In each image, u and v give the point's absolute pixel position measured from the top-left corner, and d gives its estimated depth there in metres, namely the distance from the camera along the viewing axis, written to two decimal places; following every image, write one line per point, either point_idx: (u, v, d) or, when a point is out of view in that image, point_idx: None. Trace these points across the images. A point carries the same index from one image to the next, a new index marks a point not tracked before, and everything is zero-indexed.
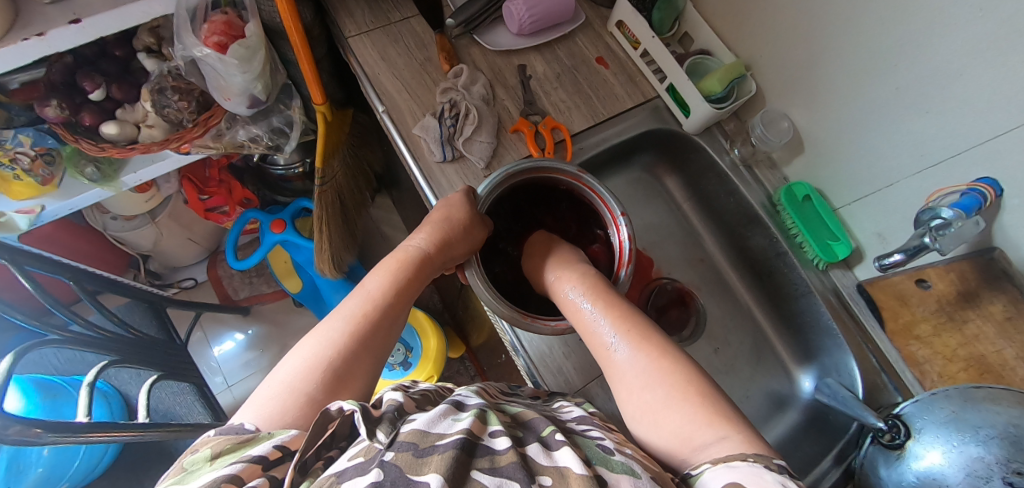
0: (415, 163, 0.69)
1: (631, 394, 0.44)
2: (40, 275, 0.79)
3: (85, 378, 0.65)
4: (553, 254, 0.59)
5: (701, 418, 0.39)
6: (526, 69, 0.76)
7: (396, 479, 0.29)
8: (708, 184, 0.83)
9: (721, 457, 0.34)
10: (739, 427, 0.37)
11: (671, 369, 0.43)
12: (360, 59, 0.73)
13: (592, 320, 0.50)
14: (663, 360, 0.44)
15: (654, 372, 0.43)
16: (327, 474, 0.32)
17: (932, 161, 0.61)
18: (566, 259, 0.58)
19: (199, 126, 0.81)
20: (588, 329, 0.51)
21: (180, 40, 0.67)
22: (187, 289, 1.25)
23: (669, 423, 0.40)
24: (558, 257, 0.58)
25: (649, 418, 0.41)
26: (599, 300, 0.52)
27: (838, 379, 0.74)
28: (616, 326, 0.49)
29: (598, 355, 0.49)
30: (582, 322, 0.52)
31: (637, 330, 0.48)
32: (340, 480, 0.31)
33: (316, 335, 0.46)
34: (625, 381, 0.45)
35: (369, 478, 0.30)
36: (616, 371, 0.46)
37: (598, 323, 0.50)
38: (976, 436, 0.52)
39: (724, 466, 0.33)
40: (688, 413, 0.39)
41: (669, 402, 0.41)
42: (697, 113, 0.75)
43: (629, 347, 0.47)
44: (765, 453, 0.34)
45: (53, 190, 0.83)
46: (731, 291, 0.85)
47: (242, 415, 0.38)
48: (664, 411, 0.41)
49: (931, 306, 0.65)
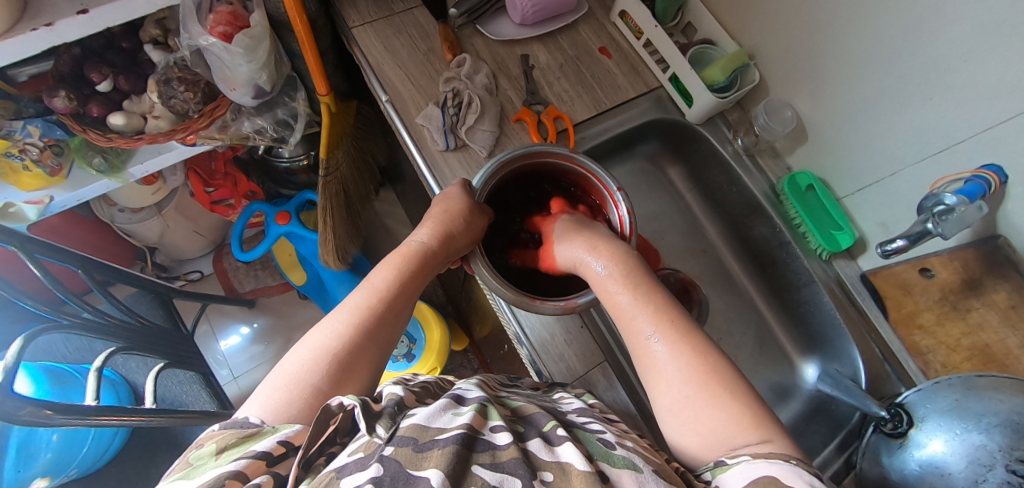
0: (418, 151, 0.69)
1: (670, 386, 0.42)
2: (49, 264, 0.80)
3: (92, 365, 0.65)
4: (582, 231, 0.55)
5: (745, 420, 0.38)
6: (528, 59, 0.76)
7: (395, 474, 0.30)
8: (712, 175, 0.83)
9: (761, 453, 0.35)
10: (778, 431, 0.37)
11: (713, 367, 0.42)
12: (364, 49, 0.73)
13: (629, 309, 0.47)
14: (707, 357, 0.42)
15: (699, 370, 0.41)
16: (327, 470, 0.32)
17: (935, 148, 0.61)
18: (597, 237, 0.54)
19: (205, 117, 0.81)
20: (624, 313, 0.47)
21: (186, 30, 0.68)
22: (192, 282, 1.25)
23: (710, 421, 0.39)
24: (588, 234, 0.55)
25: (687, 413, 0.40)
26: (640, 287, 0.49)
27: (840, 369, 0.74)
28: (657, 316, 0.46)
29: (632, 343, 0.46)
30: (616, 306, 0.48)
31: (679, 322, 0.45)
32: (339, 475, 0.31)
33: (321, 328, 0.46)
34: (665, 374, 0.42)
35: (368, 473, 0.30)
36: (656, 363, 0.43)
37: (634, 312, 0.47)
38: (978, 424, 0.52)
39: (763, 461, 0.34)
40: (731, 412, 0.39)
41: (711, 399, 0.40)
42: (699, 102, 0.75)
43: (673, 341, 0.44)
44: (804, 459, 0.35)
45: (62, 181, 0.84)
46: (734, 281, 0.85)
47: (249, 407, 0.39)
48: (706, 408, 0.40)
49: (934, 296, 0.65)
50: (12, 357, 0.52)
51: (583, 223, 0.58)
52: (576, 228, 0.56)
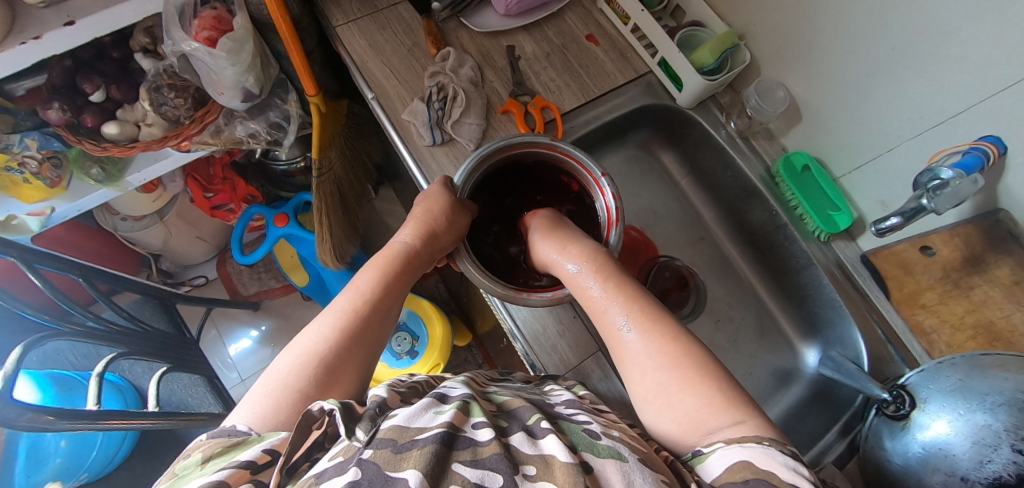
0: (405, 148, 0.69)
1: (643, 375, 0.42)
2: (49, 274, 0.81)
3: (93, 370, 0.66)
4: (551, 231, 0.55)
5: (717, 403, 0.38)
6: (514, 49, 0.75)
7: (373, 478, 0.29)
8: (706, 159, 0.82)
9: (735, 438, 0.34)
10: (753, 412, 0.37)
11: (685, 352, 0.42)
12: (349, 47, 0.73)
13: (603, 303, 0.47)
14: (678, 342, 0.42)
15: (670, 356, 0.41)
16: (307, 477, 0.31)
17: (931, 122, 0.59)
18: (568, 236, 0.53)
19: (197, 122, 0.82)
20: (595, 307, 0.48)
21: (169, 36, 0.68)
22: (199, 287, 1.28)
23: (683, 406, 0.39)
24: (559, 233, 0.54)
25: (661, 400, 0.40)
26: (610, 280, 0.48)
27: (843, 352, 0.72)
28: (628, 306, 0.46)
29: (606, 335, 0.46)
30: (590, 300, 0.48)
31: (651, 311, 0.45)
32: (318, 481, 0.30)
33: (306, 333, 0.45)
34: (637, 363, 0.42)
35: (346, 478, 0.29)
36: (628, 352, 0.44)
37: (607, 305, 0.47)
38: (982, 403, 0.51)
39: (738, 446, 0.33)
40: (703, 396, 0.38)
41: (684, 385, 0.40)
42: (689, 85, 0.73)
43: (643, 329, 0.44)
44: (778, 439, 0.35)
45: (62, 192, 0.85)
46: (733, 267, 0.84)
47: (236, 416, 0.38)
48: (677, 394, 0.39)
49: (936, 274, 0.63)
50: (12, 366, 0.53)
51: (563, 218, 0.57)
52: (552, 225, 0.56)
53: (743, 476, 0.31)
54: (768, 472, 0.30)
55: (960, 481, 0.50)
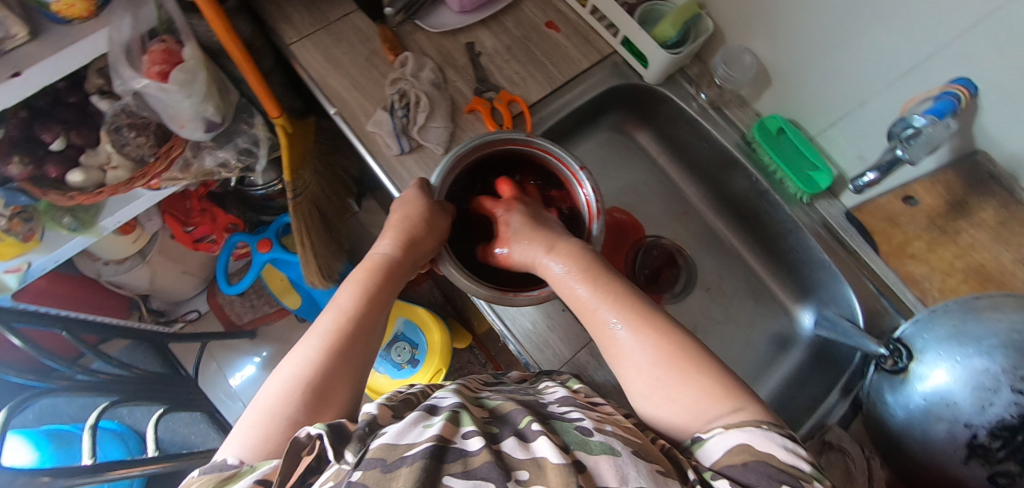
0: (373, 159, 0.67)
1: (638, 370, 0.41)
2: (31, 331, 0.78)
3: (88, 421, 0.66)
4: (537, 229, 0.53)
5: (715, 391, 0.37)
6: (474, 46, 0.74)
7: None
8: (681, 133, 0.81)
9: (734, 422, 0.34)
10: (751, 397, 0.37)
11: (679, 345, 0.41)
12: (305, 64, 0.72)
13: (591, 303, 0.46)
14: (670, 337, 0.42)
15: (664, 350, 0.41)
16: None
17: (901, 70, 0.58)
18: (553, 236, 0.52)
19: (163, 159, 0.81)
20: (585, 308, 0.46)
21: (119, 75, 0.67)
22: (192, 321, 1.27)
23: (682, 398, 0.38)
24: (542, 234, 0.53)
25: (659, 394, 0.39)
26: (599, 280, 0.47)
27: (837, 310, 0.72)
28: (618, 304, 0.45)
29: (597, 334, 0.45)
30: (577, 301, 0.47)
31: (640, 306, 0.45)
32: None
33: (292, 358, 0.42)
34: (632, 360, 0.42)
35: None
36: (621, 350, 0.43)
37: (597, 304, 0.46)
38: (979, 347, 0.51)
39: (736, 430, 0.33)
40: (701, 387, 0.38)
41: (681, 377, 0.39)
42: (655, 61, 0.72)
43: (634, 326, 0.43)
44: (776, 421, 0.34)
45: (37, 246, 0.82)
46: (721, 239, 0.84)
47: (226, 448, 0.36)
48: (676, 386, 0.39)
49: (922, 223, 0.63)
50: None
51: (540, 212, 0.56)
52: (532, 220, 0.54)
53: (742, 458, 0.31)
54: (766, 454, 0.30)
55: (963, 428, 0.50)
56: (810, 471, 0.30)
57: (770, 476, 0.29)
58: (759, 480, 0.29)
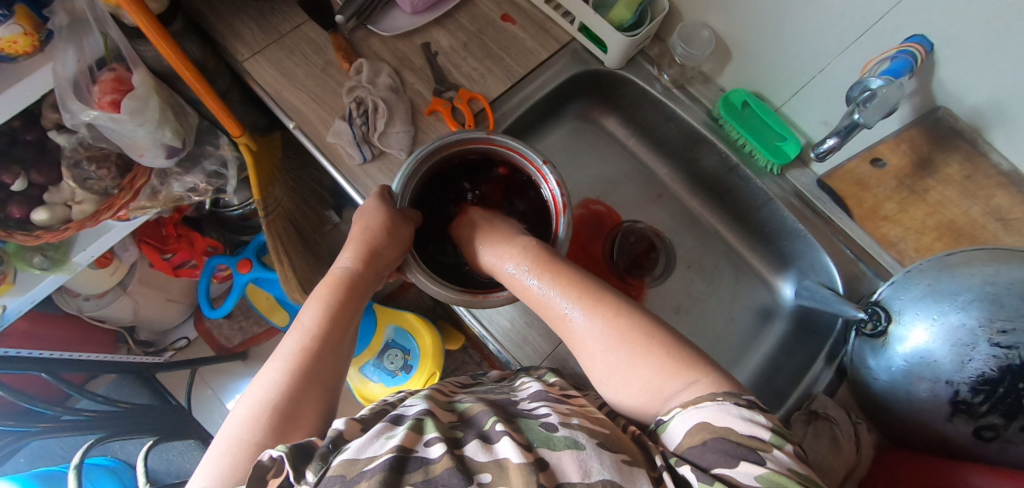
0: (336, 171, 0.67)
1: (593, 357, 0.41)
2: (11, 377, 0.77)
3: (72, 462, 0.65)
4: (491, 230, 0.53)
5: (668, 368, 0.37)
6: (429, 46, 0.73)
7: None
8: (648, 115, 0.80)
9: (691, 400, 0.34)
10: (705, 368, 0.36)
11: (629, 325, 0.41)
12: (260, 80, 0.70)
13: (541, 294, 0.46)
14: (620, 318, 0.41)
15: (614, 333, 0.40)
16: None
17: (856, 33, 0.57)
18: (507, 233, 0.52)
19: (127, 190, 0.78)
20: (538, 301, 0.46)
21: (66, 109, 0.65)
22: (182, 349, 1.26)
23: (637, 379, 0.38)
24: (491, 233, 0.53)
25: (616, 380, 0.39)
26: (546, 272, 0.46)
27: (817, 278, 0.72)
28: (568, 292, 0.45)
29: (556, 326, 0.45)
30: (530, 295, 0.47)
31: (592, 291, 0.44)
32: None
33: (258, 382, 0.42)
34: (586, 348, 0.42)
35: None
36: (577, 339, 0.43)
37: (548, 294, 0.45)
38: (954, 303, 0.50)
39: (693, 409, 0.33)
40: (654, 366, 0.38)
41: (633, 359, 0.39)
42: (613, 45, 0.71)
43: (585, 313, 0.43)
44: (733, 390, 0.34)
45: (11, 288, 0.82)
46: (697, 217, 0.83)
47: (195, 481, 0.35)
48: (629, 369, 0.39)
49: (891, 184, 0.63)
50: None
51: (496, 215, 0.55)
52: (485, 225, 0.54)
53: (702, 437, 0.31)
54: (725, 429, 0.30)
55: (945, 385, 0.50)
56: (769, 438, 0.30)
57: (723, 453, 0.29)
58: (716, 460, 0.29)
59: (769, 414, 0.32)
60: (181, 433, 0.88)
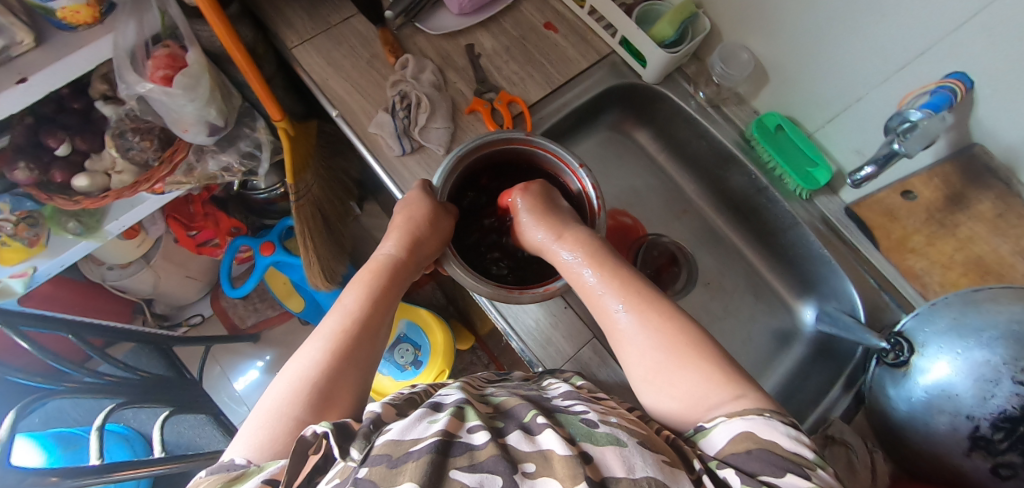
0: (376, 161, 0.68)
1: (642, 354, 0.42)
2: (38, 334, 0.79)
3: (94, 423, 0.66)
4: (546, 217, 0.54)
5: (716, 377, 0.38)
6: (473, 48, 0.74)
7: None
8: (680, 131, 0.82)
9: (737, 411, 0.35)
10: (751, 385, 0.38)
11: (681, 332, 0.42)
12: (307, 67, 0.72)
13: (595, 287, 0.47)
14: (674, 323, 0.43)
15: (667, 335, 0.42)
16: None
17: (897, 65, 0.58)
18: (563, 222, 0.53)
19: (166, 164, 0.80)
20: (591, 293, 0.48)
21: (123, 80, 0.67)
22: (196, 326, 1.27)
23: (684, 382, 0.39)
24: (547, 219, 0.53)
25: (661, 379, 0.40)
26: (605, 264, 0.48)
27: (839, 305, 0.72)
28: (623, 289, 0.46)
29: (602, 321, 0.46)
30: (584, 286, 0.49)
31: (645, 294, 0.46)
32: None
33: (298, 359, 0.43)
34: (635, 344, 0.43)
35: None
36: (624, 335, 0.44)
37: (602, 289, 0.47)
38: (979, 340, 0.51)
39: (739, 419, 0.34)
40: (704, 372, 0.39)
41: (683, 362, 0.40)
42: (653, 60, 0.72)
43: (637, 311, 0.44)
44: (779, 411, 0.35)
45: (42, 250, 0.83)
46: (720, 236, 0.84)
47: (233, 449, 0.36)
48: (677, 371, 0.40)
49: (921, 217, 0.64)
50: (7, 432, 0.52)
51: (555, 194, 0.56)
52: (545, 204, 0.55)
53: (746, 446, 0.32)
54: (770, 442, 0.31)
55: (966, 420, 0.50)
56: (812, 458, 0.31)
57: (770, 464, 0.30)
58: (763, 468, 0.30)
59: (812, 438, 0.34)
60: (193, 407, 0.89)
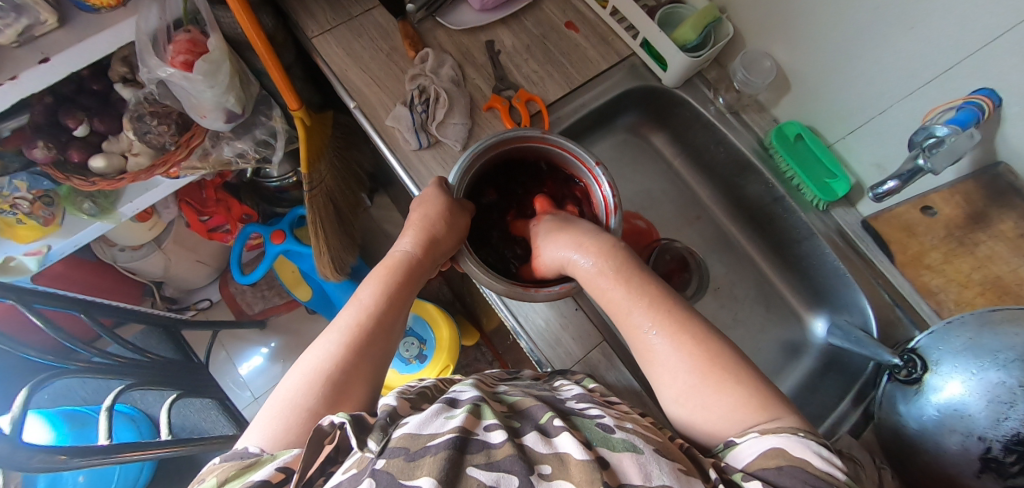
0: (392, 154, 0.68)
1: (674, 377, 0.42)
2: (50, 312, 0.80)
3: (103, 403, 0.67)
4: (569, 234, 0.54)
5: (753, 402, 0.39)
6: (493, 44, 0.74)
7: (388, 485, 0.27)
8: (697, 137, 0.81)
9: (771, 429, 0.35)
10: (787, 410, 0.38)
11: (715, 354, 0.42)
12: (326, 58, 0.72)
13: (624, 304, 0.47)
14: (708, 344, 0.42)
15: (701, 358, 0.41)
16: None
17: (923, 80, 0.57)
18: (584, 233, 0.53)
19: (183, 148, 0.81)
20: (620, 309, 0.47)
21: (144, 63, 0.68)
22: (204, 310, 1.28)
23: (719, 407, 0.39)
24: (572, 231, 0.54)
25: (694, 403, 0.40)
26: (632, 280, 0.48)
27: (851, 319, 0.72)
28: (653, 309, 0.46)
29: (630, 337, 0.46)
30: (611, 302, 0.48)
31: (676, 311, 0.45)
32: None
33: (312, 351, 0.43)
34: (667, 366, 0.42)
35: None
36: (656, 356, 0.44)
37: (631, 307, 0.47)
38: (995, 361, 0.50)
39: (772, 436, 0.35)
40: (740, 397, 0.39)
41: (719, 386, 0.40)
42: (674, 64, 0.72)
43: (671, 333, 0.44)
44: (814, 432, 0.36)
45: (57, 229, 0.84)
46: (733, 244, 0.84)
47: (246, 438, 0.37)
48: (712, 395, 0.40)
49: (939, 233, 0.63)
50: (19, 408, 0.52)
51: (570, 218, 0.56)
52: (561, 224, 0.55)
53: (777, 462, 0.32)
54: (802, 460, 0.32)
55: (977, 441, 0.49)
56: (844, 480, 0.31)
57: (803, 480, 0.30)
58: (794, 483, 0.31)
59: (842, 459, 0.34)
60: (199, 391, 0.90)
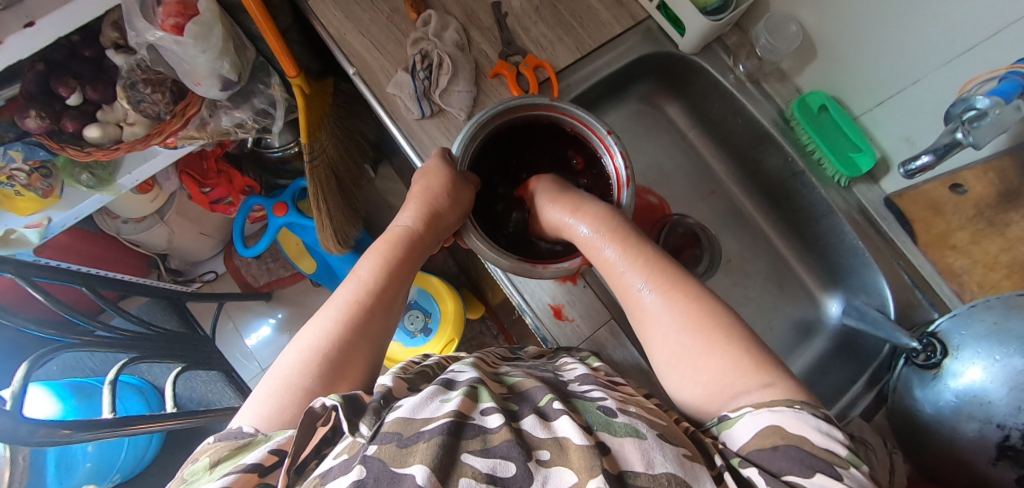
0: (393, 123, 0.66)
1: (665, 337, 0.41)
2: (50, 285, 0.80)
3: (106, 378, 0.67)
4: (561, 196, 0.52)
5: (745, 365, 0.37)
6: (500, 6, 0.69)
7: (379, 475, 0.26)
8: (713, 106, 0.77)
9: (765, 402, 0.34)
10: (783, 373, 0.36)
11: (708, 313, 0.41)
12: (323, 20, 0.68)
13: (618, 266, 0.46)
14: (702, 302, 0.42)
15: (693, 317, 0.41)
16: (311, 479, 0.29)
17: (962, 48, 0.53)
18: (579, 198, 0.51)
19: (178, 117, 0.78)
20: (613, 271, 0.47)
21: (133, 27, 0.65)
22: (209, 282, 1.28)
23: (709, 368, 0.38)
24: (566, 198, 0.52)
25: (685, 365, 0.40)
26: (629, 241, 0.47)
27: (867, 300, 0.70)
28: (647, 268, 0.45)
29: (625, 298, 0.46)
30: (605, 263, 0.47)
31: (671, 272, 0.44)
32: (323, 481, 0.28)
33: (309, 328, 0.42)
34: (659, 327, 0.42)
35: (351, 476, 0.27)
36: (648, 315, 0.43)
37: (625, 267, 0.46)
38: (1020, 347, 0.48)
39: (766, 411, 0.33)
40: (730, 357, 0.38)
41: (710, 346, 0.39)
42: (692, 28, 0.67)
43: (664, 290, 0.43)
44: (810, 402, 0.34)
45: (57, 202, 0.83)
46: (747, 219, 0.81)
47: (241, 416, 0.36)
48: (702, 356, 0.39)
49: (968, 212, 0.60)
50: (20, 382, 0.52)
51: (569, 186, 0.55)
52: (558, 189, 0.53)
53: (772, 441, 0.31)
54: (799, 437, 0.30)
55: (995, 428, 0.48)
56: (844, 454, 0.30)
57: (798, 459, 0.29)
58: (789, 467, 0.29)
59: (844, 430, 0.32)
60: (205, 363, 0.90)
